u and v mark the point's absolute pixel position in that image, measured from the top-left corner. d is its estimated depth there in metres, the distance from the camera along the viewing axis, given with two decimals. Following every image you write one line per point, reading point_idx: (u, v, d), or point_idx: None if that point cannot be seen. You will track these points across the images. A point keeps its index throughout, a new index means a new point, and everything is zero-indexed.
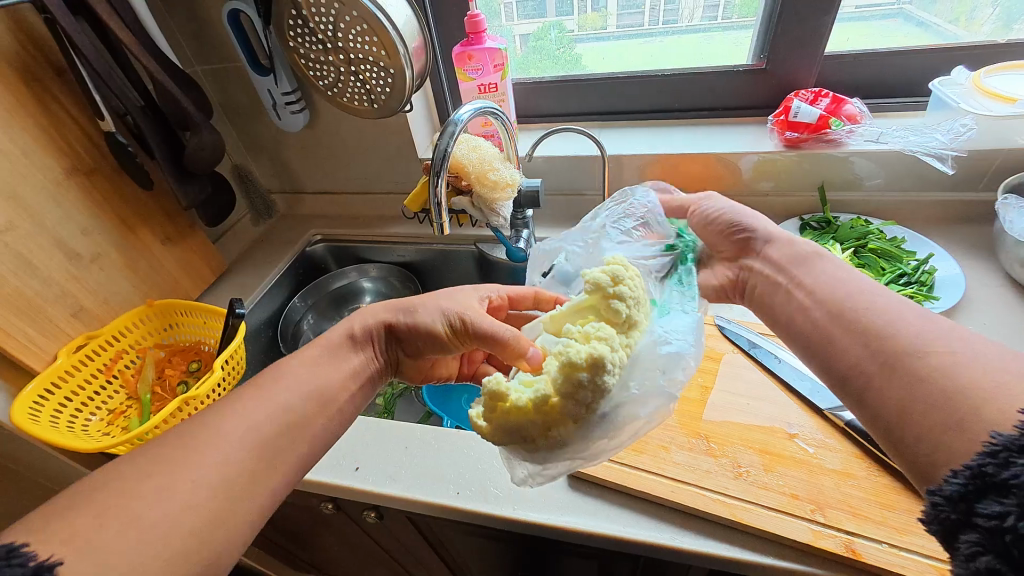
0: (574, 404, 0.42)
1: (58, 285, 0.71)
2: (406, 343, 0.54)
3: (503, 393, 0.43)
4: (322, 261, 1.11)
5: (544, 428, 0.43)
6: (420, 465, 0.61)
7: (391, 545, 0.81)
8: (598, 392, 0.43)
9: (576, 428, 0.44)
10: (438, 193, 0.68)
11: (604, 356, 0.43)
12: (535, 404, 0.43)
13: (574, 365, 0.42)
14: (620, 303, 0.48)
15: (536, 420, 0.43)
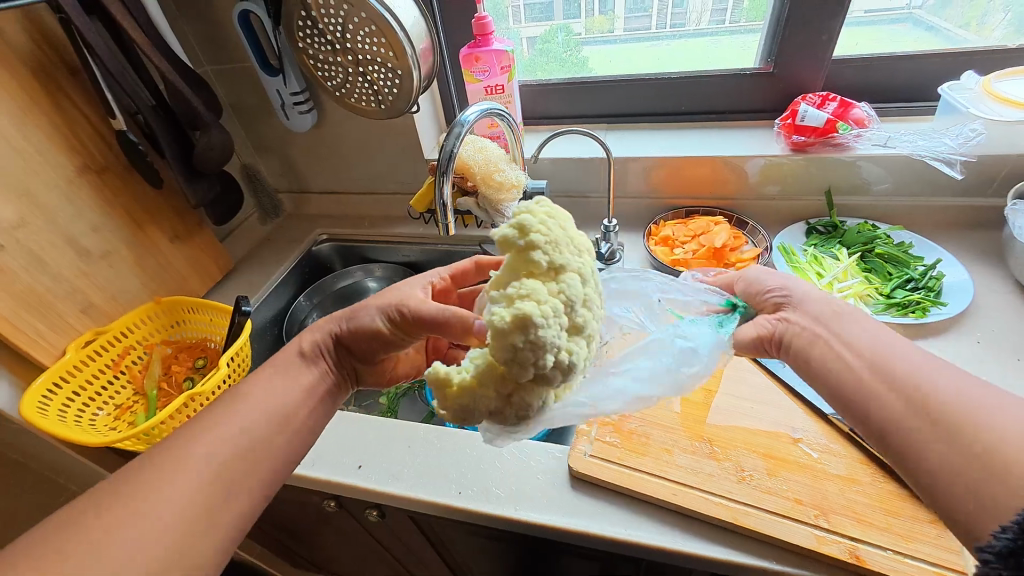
0: (520, 369, 0.37)
1: (68, 281, 0.72)
2: (357, 349, 0.52)
3: (448, 384, 0.39)
4: (327, 261, 1.11)
5: (505, 404, 0.39)
6: (422, 465, 0.61)
7: (393, 544, 0.82)
8: (545, 352, 0.37)
9: (535, 390, 0.39)
10: (444, 193, 0.68)
11: (531, 316, 0.36)
12: (484, 381, 0.39)
13: (499, 330, 0.36)
14: (534, 250, 0.41)
15: (489, 397, 0.39)
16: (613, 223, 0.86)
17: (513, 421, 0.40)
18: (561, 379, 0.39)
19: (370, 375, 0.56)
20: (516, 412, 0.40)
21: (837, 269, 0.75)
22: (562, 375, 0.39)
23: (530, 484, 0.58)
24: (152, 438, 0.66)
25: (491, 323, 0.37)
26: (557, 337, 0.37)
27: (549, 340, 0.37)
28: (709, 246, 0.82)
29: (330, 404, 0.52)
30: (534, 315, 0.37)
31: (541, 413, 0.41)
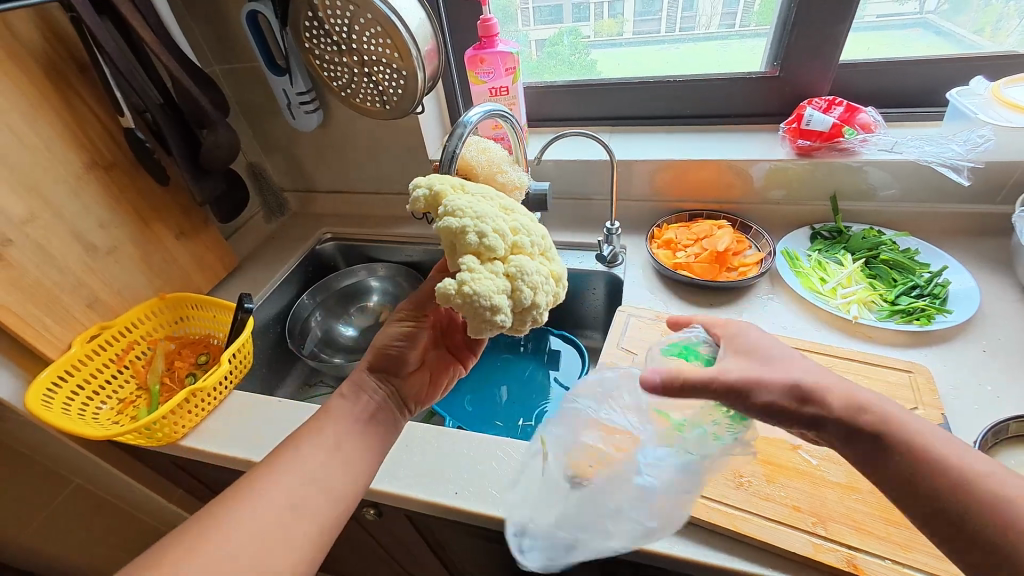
0: (485, 234, 0.47)
1: (74, 275, 0.72)
2: (386, 362, 0.57)
3: (460, 293, 0.43)
4: (331, 260, 1.12)
5: (503, 273, 0.46)
6: (420, 464, 0.61)
7: (391, 543, 0.82)
8: (491, 221, 0.48)
9: (512, 256, 0.49)
10: None
11: (459, 207, 0.48)
12: (476, 267, 0.45)
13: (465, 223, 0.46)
14: (444, 188, 0.51)
15: (487, 274, 0.45)
16: (615, 226, 0.88)
17: (522, 286, 0.47)
18: (523, 241, 0.50)
19: (409, 388, 0.58)
20: (517, 278, 0.47)
21: (841, 275, 0.74)
22: (520, 240, 0.50)
23: (527, 485, 0.58)
24: (154, 433, 0.67)
25: (445, 228, 0.47)
26: (494, 212, 0.49)
27: (486, 211, 0.48)
28: (712, 250, 0.81)
29: (386, 423, 0.54)
30: (463, 204, 0.48)
31: (539, 285, 0.49)
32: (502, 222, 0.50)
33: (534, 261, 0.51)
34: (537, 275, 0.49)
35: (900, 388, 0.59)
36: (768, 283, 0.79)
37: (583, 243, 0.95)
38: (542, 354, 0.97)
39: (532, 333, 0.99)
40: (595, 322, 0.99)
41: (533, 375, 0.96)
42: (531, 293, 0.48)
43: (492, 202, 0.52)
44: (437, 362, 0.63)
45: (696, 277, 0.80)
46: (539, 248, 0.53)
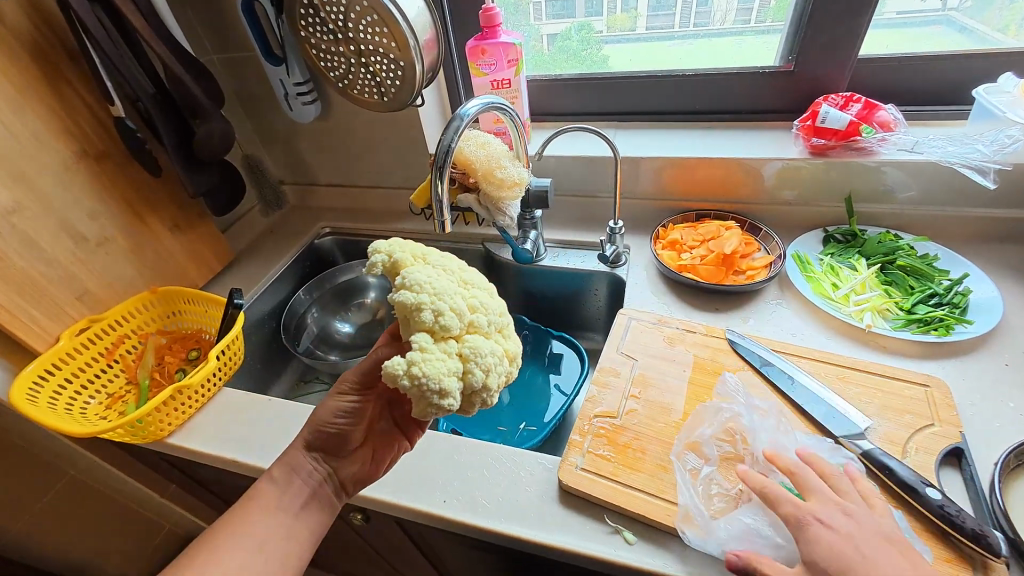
0: (442, 312, 0.43)
1: (63, 266, 0.71)
2: (325, 441, 0.54)
3: (404, 374, 0.40)
4: (329, 254, 1.11)
5: (456, 355, 0.43)
6: (407, 470, 0.59)
7: (383, 547, 0.80)
8: (449, 297, 0.45)
9: (466, 337, 0.45)
10: (440, 190, 0.65)
11: (418, 278, 0.45)
12: (429, 344, 0.42)
13: (419, 301, 0.43)
14: (404, 257, 0.48)
15: (440, 355, 0.42)
16: (618, 226, 0.85)
17: (474, 371, 0.43)
18: (480, 319, 0.46)
19: (349, 468, 0.55)
20: (470, 359, 0.43)
21: (854, 281, 0.71)
22: (479, 318, 0.46)
23: (517, 494, 0.55)
24: (139, 430, 0.65)
25: (399, 303, 0.44)
26: (453, 287, 0.46)
27: (445, 286, 0.45)
28: (719, 252, 0.78)
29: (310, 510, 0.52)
30: (423, 278, 0.45)
31: (492, 369, 0.45)
32: (460, 297, 0.46)
33: (490, 341, 0.47)
34: (492, 358, 0.45)
35: (914, 402, 0.56)
36: (777, 288, 0.76)
37: (586, 242, 0.92)
38: (541, 356, 0.95)
39: (529, 333, 0.97)
40: (596, 323, 0.97)
41: (531, 375, 0.93)
42: (484, 376, 0.44)
43: (451, 274, 0.48)
44: (382, 438, 0.58)
45: (702, 281, 0.76)
46: (498, 326, 0.49)
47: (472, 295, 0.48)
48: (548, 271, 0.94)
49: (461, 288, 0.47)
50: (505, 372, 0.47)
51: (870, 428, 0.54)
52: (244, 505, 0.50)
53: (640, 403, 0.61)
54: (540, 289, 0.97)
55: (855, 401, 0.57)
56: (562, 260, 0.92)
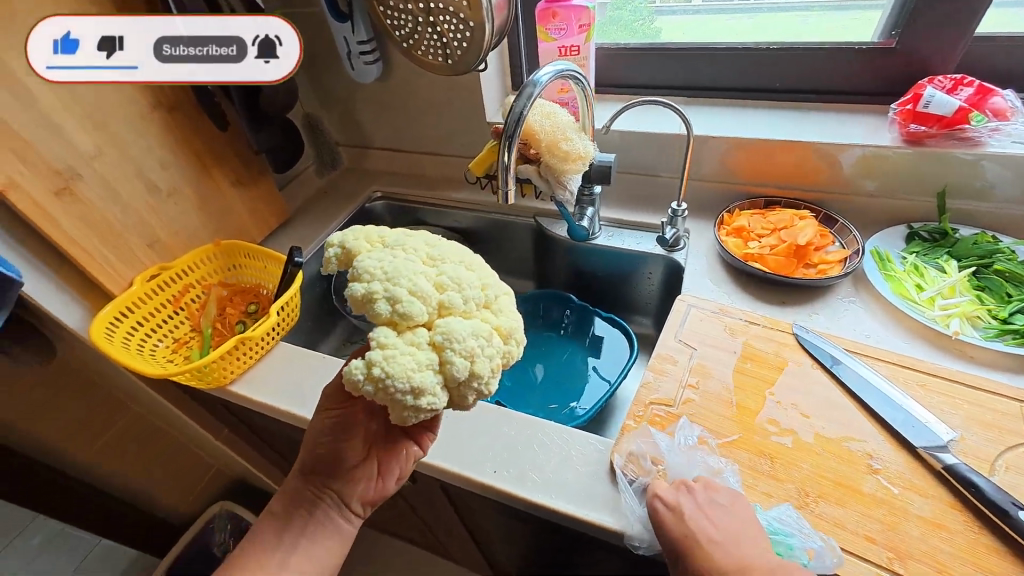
0: (398, 299, 0.42)
1: (136, 213, 0.74)
2: (317, 469, 0.56)
3: (365, 376, 0.40)
4: (379, 219, 1.12)
5: (422, 344, 0.41)
6: (458, 437, 0.60)
7: (420, 505, 0.83)
8: (405, 278, 0.43)
9: (433, 319, 0.43)
10: (508, 159, 0.63)
11: (369, 266, 0.43)
12: (390, 339, 0.41)
13: (370, 293, 0.42)
14: (355, 245, 0.46)
15: (401, 349, 0.41)
16: (681, 208, 0.81)
17: (451, 359, 0.41)
18: (452, 297, 0.44)
19: (351, 487, 0.56)
20: (445, 347, 0.42)
21: (942, 283, 0.66)
22: (447, 298, 0.44)
23: (568, 473, 0.55)
24: (203, 376, 0.68)
25: (355, 298, 0.43)
26: (409, 267, 0.44)
27: (400, 269, 0.43)
28: (791, 242, 0.73)
29: (317, 534, 0.55)
30: (373, 264, 0.44)
31: (474, 354, 0.43)
32: (423, 278, 0.44)
33: (470, 320, 0.44)
34: (471, 340, 0.43)
35: (1005, 419, 0.52)
36: (851, 284, 0.71)
37: (643, 223, 0.89)
38: (583, 337, 0.95)
39: (572, 311, 0.97)
40: (646, 307, 0.95)
41: (569, 353, 0.94)
42: (466, 362, 0.42)
43: (410, 252, 0.46)
44: (383, 451, 0.57)
45: (770, 271, 0.72)
46: (479, 303, 0.46)
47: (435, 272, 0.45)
48: (600, 250, 0.92)
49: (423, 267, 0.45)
50: (494, 350, 0.45)
51: (954, 440, 0.50)
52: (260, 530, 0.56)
53: (698, 393, 0.59)
54: (591, 268, 0.96)
55: (936, 411, 0.53)
56: (616, 240, 0.90)
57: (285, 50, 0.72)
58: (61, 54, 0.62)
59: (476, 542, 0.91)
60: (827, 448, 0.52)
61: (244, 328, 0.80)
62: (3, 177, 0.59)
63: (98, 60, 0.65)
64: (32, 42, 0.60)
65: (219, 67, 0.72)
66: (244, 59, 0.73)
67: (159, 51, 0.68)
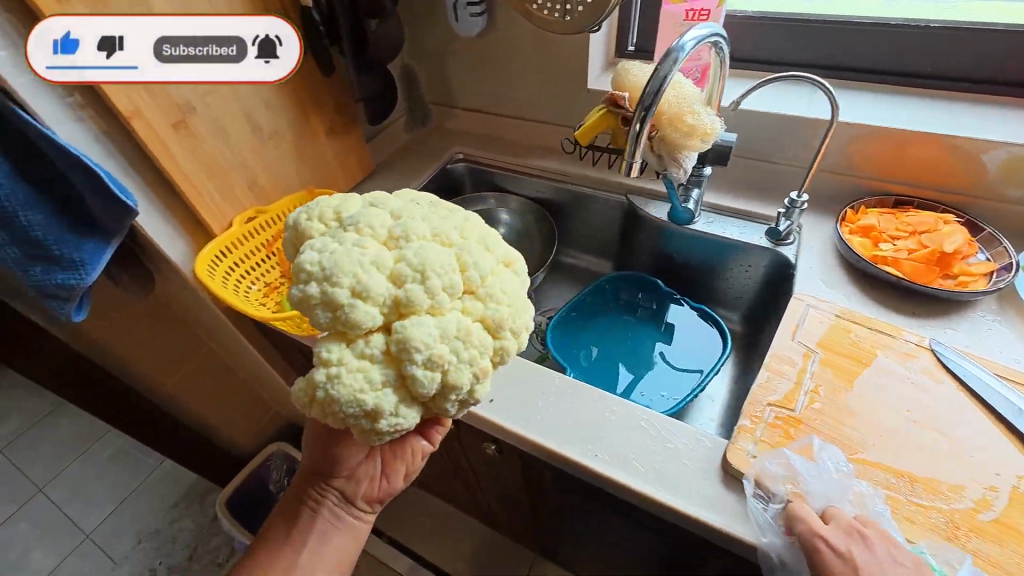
0: (341, 302, 0.44)
1: (241, 153, 0.74)
2: (318, 469, 0.62)
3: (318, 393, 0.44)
4: (458, 182, 1.10)
5: (372, 357, 0.44)
6: (555, 414, 0.59)
7: (486, 471, 0.84)
8: (349, 276, 0.44)
9: (384, 316, 0.46)
10: (642, 130, 0.58)
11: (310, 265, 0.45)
12: (338, 353, 0.45)
13: (309, 297, 0.44)
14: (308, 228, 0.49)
15: (350, 364, 0.44)
16: (801, 199, 0.75)
17: (410, 370, 0.44)
18: (409, 294, 0.45)
19: (355, 486, 0.62)
20: (400, 355, 0.44)
21: None
22: (399, 293, 0.45)
23: (674, 465, 0.53)
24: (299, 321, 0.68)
25: (301, 298, 0.46)
26: (355, 261, 0.45)
27: (341, 263, 0.44)
28: (936, 249, 0.67)
29: (326, 530, 0.60)
30: (314, 258, 0.45)
31: (431, 361, 0.45)
32: (373, 271, 0.45)
33: (432, 317, 0.46)
34: (424, 344, 0.44)
35: None
36: (996, 301, 0.64)
37: (750, 213, 0.83)
38: (660, 322, 0.91)
39: (654, 295, 0.93)
40: (736, 302, 0.91)
41: (641, 336, 0.91)
42: (426, 368, 0.44)
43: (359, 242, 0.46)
44: (387, 451, 0.64)
45: (906, 278, 0.66)
46: (442, 292, 0.47)
47: (383, 262, 0.46)
48: (698, 237, 0.87)
49: (370, 259, 0.46)
50: (457, 345, 0.46)
51: None
52: (272, 530, 0.61)
53: (823, 401, 0.54)
54: (681, 254, 0.93)
55: None
56: (717, 227, 0.84)
57: (286, 50, 0.72)
58: (62, 55, 0.54)
59: (533, 513, 0.92)
60: (982, 480, 0.47)
61: None
62: (129, 105, 0.59)
63: (98, 61, 0.56)
64: (32, 40, 0.53)
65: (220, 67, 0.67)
66: (244, 60, 0.69)
67: (158, 51, 0.61)
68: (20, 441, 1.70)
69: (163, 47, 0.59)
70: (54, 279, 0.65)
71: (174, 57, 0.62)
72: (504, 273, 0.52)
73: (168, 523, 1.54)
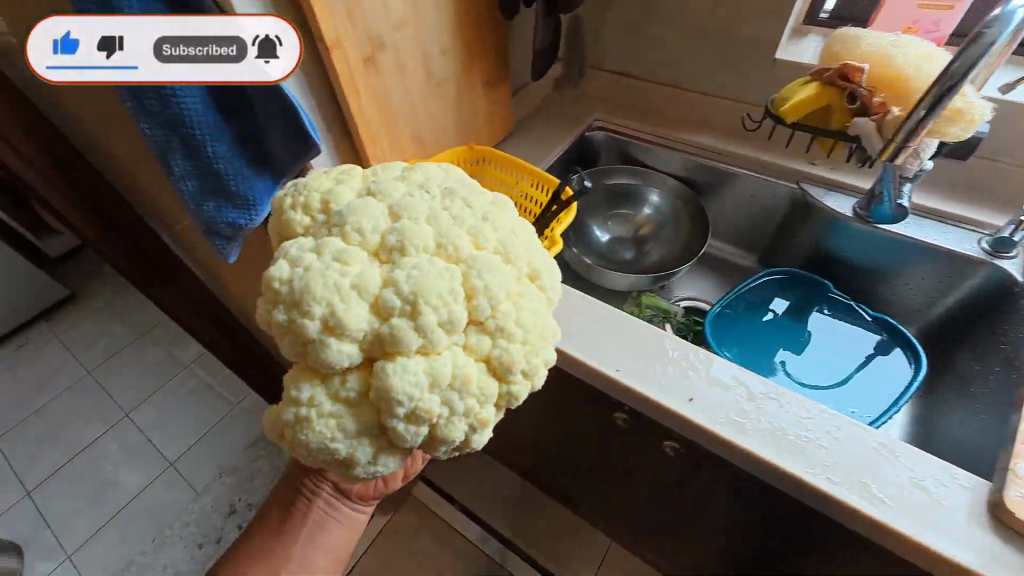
0: (317, 330, 0.45)
1: (413, 100, 0.69)
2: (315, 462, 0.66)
3: (294, 427, 0.48)
4: (595, 151, 1.02)
5: (346, 400, 0.47)
6: (768, 423, 0.54)
7: (617, 458, 0.80)
8: (327, 303, 0.45)
9: (361, 350, 0.47)
10: (925, 120, 0.55)
11: (280, 284, 0.46)
12: (310, 390, 0.47)
13: (282, 315, 0.46)
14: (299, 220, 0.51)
15: (325, 404, 0.47)
16: None
17: (391, 423, 0.46)
18: (388, 332, 0.46)
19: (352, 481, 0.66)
20: (381, 396, 0.46)
21: None
22: (380, 328, 0.46)
23: (919, 498, 0.48)
24: None
25: (273, 321, 0.48)
26: (330, 289, 0.45)
27: (314, 290, 0.44)
28: None
29: (321, 520, 0.64)
30: (296, 276, 0.46)
31: (407, 412, 0.46)
32: (352, 298, 0.46)
33: (414, 358, 0.47)
34: (405, 393, 0.45)
35: None
36: None
37: (958, 219, 0.76)
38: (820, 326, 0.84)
39: (810, 294, 0.87)
40: (911, 316, 0.82)
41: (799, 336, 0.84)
42: (406, 412, 0.46)
43: (339, 263, 0.47)
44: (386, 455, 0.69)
45: None
46: (434, 328, 0.47)
47: (365, 288, 0.46)
48: (886, 240, 0.79)
49: (349, 288, 0.46)
50: (431, 392, 0.47)
51: None
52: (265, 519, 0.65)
53: None
54: (851, 257, 0.85)
55: None
56: (913, 229, 0.77)
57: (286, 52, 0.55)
58: (62, 54, 0.55)
59: (648, 505, 0.88)
60: None
61: None
62: (334, 35, 0.54)
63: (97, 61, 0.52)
64: (37, 35, 0.53)
65: (221, 73, 0.53)
66: (240, 62, 0.53)
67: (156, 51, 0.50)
68: (107, 368, 1.76)
69: (191, 28, 0.50)
70: (227, 216, 0.63)
71: (173, 58, 0.50)
72: (512, 303, 0.51)
73: (247, 460, 1.55)
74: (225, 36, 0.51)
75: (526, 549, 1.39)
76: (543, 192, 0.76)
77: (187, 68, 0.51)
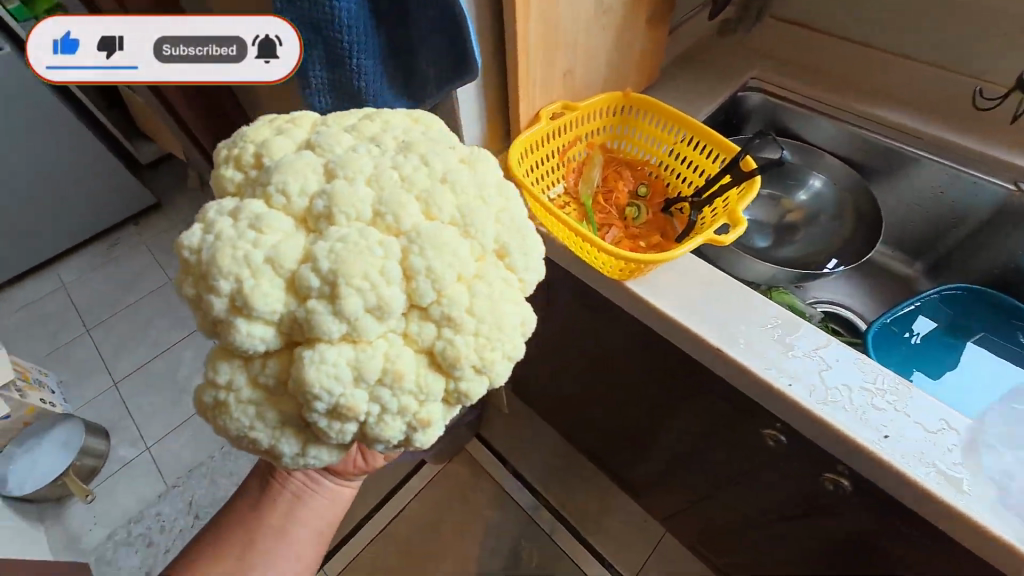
0: (223, 301, 0.41)
1: (578, 26, 0.57)
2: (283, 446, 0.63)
3: (217, 410, 0.45)
4: (745, 115, 0.87)
5: (264, 387, 0.44)
6: (993, 484, 0.44)
7: (726, 458, 0.73)
8: (237, 271, 0.40)
9: (279, 328, 0.42)
10: None
11: (190, 253, 0.42)
12: (228, 373, 0.44)
13: (195, 283, 0.43)
14: (233, 172, 0.47)
15: (243, 390, 0.44)
16: None
17: (312, 419, 0.42)
18: (301, 314, 0.41)
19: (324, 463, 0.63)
20: (299, 388, 0.41)
21: None
22: (298, 312, 0.41)
23: None
24: (625, 266, 0.56)
25: (186, 294, 0.44)
26: (237, 259, 0.41)
27: (218, 260, 0.40)
28: None
29: (292, 503, 0.60)
30: (208, 243, 0.42)
31: (324, 409, 0.41)
32: (265, 269, 0.41)
33: (332, 347, 0.41)
34: (322, 387, 0.41)
35: None
36: None
37: None
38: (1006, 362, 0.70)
39: (994, 328, 0.72)
40: None
41: (976, 367, 0.70)
42: (327, 407, 0.42)
43: (252, 230, 0.41)
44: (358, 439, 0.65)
45: None
46: (361, 315, 0.41)
47: (279, 262, 0.41)
48: None
49: (262, 263, 0.41)
50: (350, 393, 0.42)
51: None
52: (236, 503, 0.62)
53: None
54: None
55: None
56: None
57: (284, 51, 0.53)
58: (61, 55, 0.64)
59: (740, 510, 0.82)
60: None
61: (640, 215, 0.63)
62: None
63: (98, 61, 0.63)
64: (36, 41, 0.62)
65: (224, 69, 0.60)
66: (244, 60, 0.58)
67: (159, 51, 0.60)
68: None
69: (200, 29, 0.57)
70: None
71: (173, 58, 0.60)
72: (466, 289, 0.45)
73: None
74: (225, 38, 0.57)
75: (576, 524, 1.37)
76: (706, 158, 0.63)
77: (185, 66, 0.61)
